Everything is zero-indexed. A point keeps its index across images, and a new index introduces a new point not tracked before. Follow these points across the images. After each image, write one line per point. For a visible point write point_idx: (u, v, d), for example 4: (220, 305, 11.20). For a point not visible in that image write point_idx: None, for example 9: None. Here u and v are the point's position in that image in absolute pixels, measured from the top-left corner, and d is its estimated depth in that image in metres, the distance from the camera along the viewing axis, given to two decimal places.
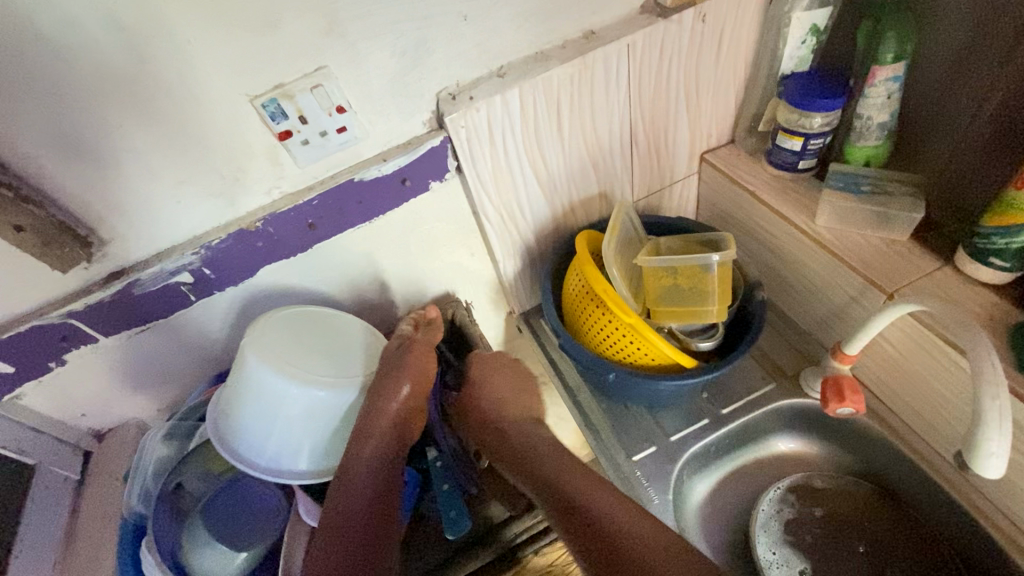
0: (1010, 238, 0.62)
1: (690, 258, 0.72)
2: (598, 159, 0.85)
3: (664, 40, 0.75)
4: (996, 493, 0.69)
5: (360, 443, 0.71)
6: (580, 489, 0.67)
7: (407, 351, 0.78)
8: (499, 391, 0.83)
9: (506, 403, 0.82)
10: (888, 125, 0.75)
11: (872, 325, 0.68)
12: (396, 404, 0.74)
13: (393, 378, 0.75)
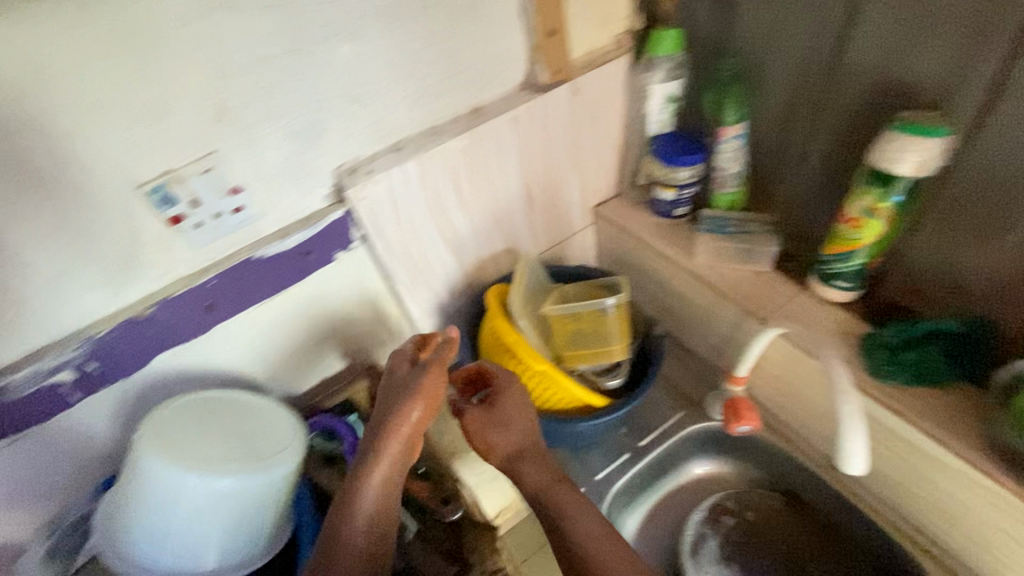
0: (845, 263, 0.74)
1: (590, 304, 0.77)
2: (499, 219, 0.91)
3: (545, 111, 0.83)
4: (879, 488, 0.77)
5: (366, 471, 0.67)
6: (573, 525, 0.67)
7: (420, 371, 0.70)
8: (508, 408, 0.73)
9: (523, 416, 0.73)
10: (742, 175, 0.87)
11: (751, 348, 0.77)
12: (405, 429, 0.68)
13: (406, 401, 0.68)
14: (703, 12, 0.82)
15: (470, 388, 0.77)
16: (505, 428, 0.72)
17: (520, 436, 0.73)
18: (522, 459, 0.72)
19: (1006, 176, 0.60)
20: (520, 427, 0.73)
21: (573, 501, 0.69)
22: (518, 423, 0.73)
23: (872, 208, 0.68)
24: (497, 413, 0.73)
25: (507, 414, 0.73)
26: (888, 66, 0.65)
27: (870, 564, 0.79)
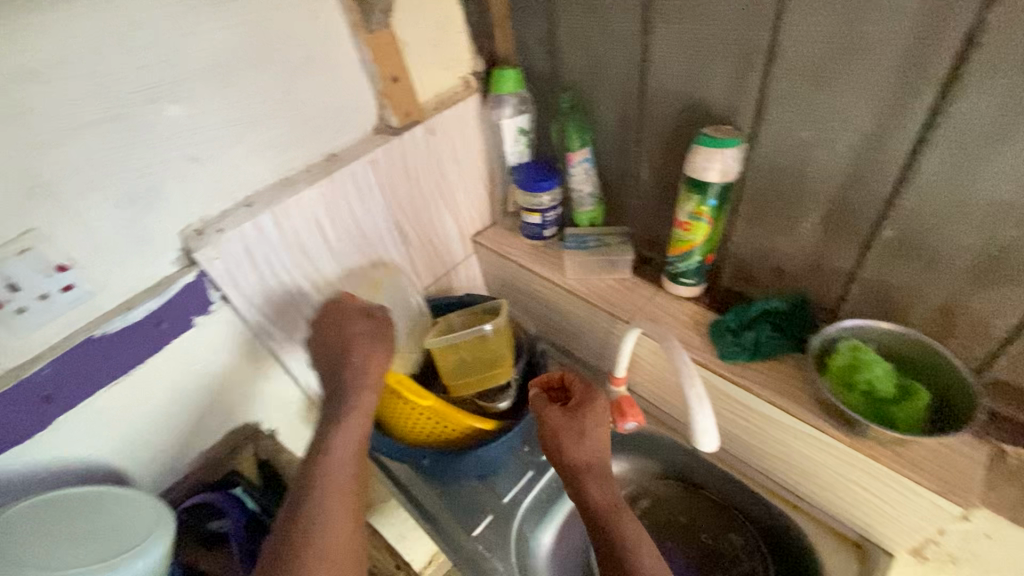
0: (686, 261, 0.83)
1: (468, 331, 0.79)
2: (375, 260, 0.91)
3: (403, 152, 0.86)
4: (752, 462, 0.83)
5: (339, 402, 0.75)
6: (619, 538, 0.65)
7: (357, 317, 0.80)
8: (585, 418, 0.72)
9: (597, 428, 0.72)
10: (595, 194, 0.96)
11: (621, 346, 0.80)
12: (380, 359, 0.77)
13: (375, 336, 0.78)
14: (534, 51, 0.90)
15: (555, 391, 0.77)
16: (586, 438, 0.71)
17: (592, 448, 0.71)
18: (586, 472, 0.70)
19: (787, 174, 0.71)
20: (590, 438, 0.71)
21: (617, 513, 0.67)
22: (597, 440, 0.72)
23: (695, 212, 0.78)
24: (575, 422, 0.72)
25: (575, 424, 0.72)
26: (684, 90, 0.74)
27: (757, 531, 0.86)
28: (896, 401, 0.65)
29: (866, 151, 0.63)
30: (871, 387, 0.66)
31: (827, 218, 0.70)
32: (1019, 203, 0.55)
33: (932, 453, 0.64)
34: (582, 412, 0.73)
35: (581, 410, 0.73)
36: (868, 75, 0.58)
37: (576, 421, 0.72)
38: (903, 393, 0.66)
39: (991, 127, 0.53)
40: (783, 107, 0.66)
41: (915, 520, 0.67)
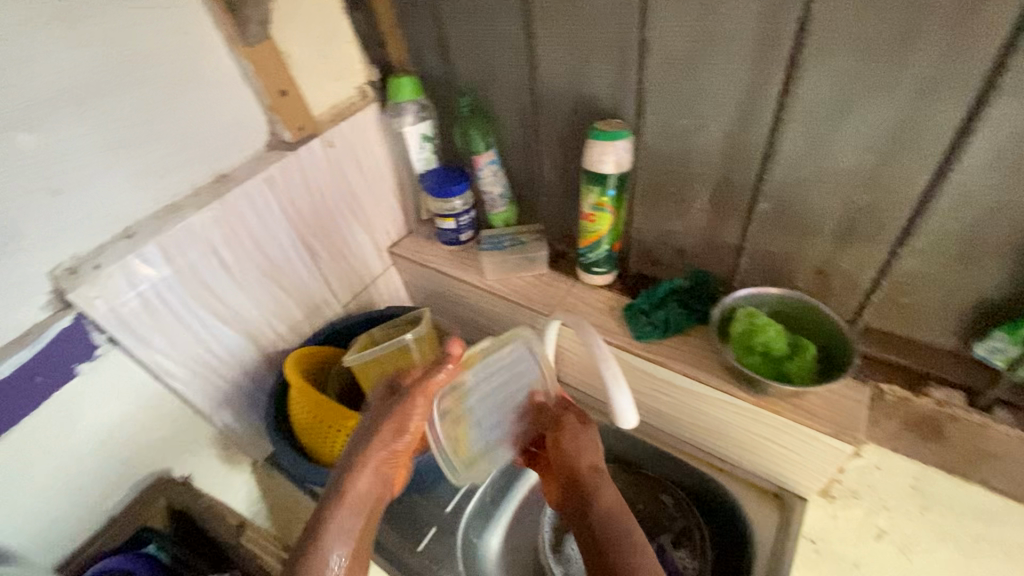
0: (596, 252, 0.86)
1: (389, 345, 0.78)
2: (285, 282, 0.87)
3: (302, 167, 0.83)
4: (680, 435, 0.88)
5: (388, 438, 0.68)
6: (619, 538, 0.62)
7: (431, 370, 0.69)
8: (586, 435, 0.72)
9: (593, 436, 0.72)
10: (506, 195, 0.97)
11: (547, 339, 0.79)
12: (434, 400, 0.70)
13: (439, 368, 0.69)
14: (427, 57, 0.90)
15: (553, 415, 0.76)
16: (587, 444, 0.71)
17: (589, 454, 0.70)
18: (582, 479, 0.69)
19: (675, 159, 0.76)
20: (588, 444, 0.71)
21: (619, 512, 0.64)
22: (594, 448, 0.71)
23: (597, 203, 0.81)
24: (575, 429, 0.73)
25: (569, 431, 0.73)
26: (572, 87, 0.78)
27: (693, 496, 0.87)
28: (789, 356, 0.71)
29: (737, 133, 0.68)
30: (766, 346, 0.71)
31: (714, 197, 0.76)
32: (865, 169, 0.63)
33: (824, 400, 0.70)
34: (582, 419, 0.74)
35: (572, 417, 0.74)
36: (729, 63, 0.63)
37: (571, 431, 0.73)
38: (795, 349, 0.71)
39: (833, 104, 0.60)
40: (662, 97, 0.71)
41: (818, 463, 0.73)
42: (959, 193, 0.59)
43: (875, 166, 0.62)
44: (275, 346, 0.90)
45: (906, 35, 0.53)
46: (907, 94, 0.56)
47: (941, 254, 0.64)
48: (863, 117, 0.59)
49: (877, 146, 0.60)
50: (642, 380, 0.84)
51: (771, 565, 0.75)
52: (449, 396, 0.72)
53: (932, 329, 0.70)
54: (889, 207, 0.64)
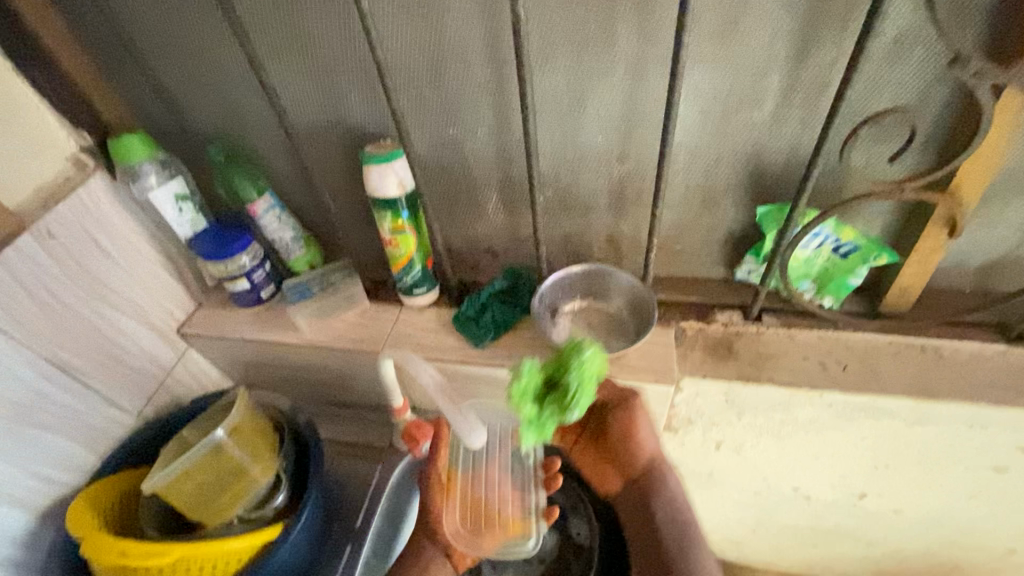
0: (410, 274, 0.82)
1: (192, 454, 0.67)
2: (38, 415, 0.70)
3: (15, 274, 0.66)
4: None
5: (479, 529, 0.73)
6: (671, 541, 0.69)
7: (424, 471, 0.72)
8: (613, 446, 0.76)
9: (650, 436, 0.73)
10: (301, 237, 0.88)
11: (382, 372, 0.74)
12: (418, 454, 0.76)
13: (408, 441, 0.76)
14: (154, 106, 0.78)
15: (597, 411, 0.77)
16: (652, 442, 0.73)
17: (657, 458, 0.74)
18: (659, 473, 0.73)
19: (455, 166, 0.76)
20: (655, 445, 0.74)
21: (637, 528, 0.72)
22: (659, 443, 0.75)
23: (394, 226, 0.76)
24: (637, 418, 0.72)
25: (622, 431, 0.72)
26: (329, 115, 0.73)
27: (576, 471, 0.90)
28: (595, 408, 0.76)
29: (501, 130, 0.71)
30: (588, 407, 0.74)
31: (502, 193, 0.78)
32: (613, 144, 0.70)
33: (642, 353, 0.77)
34: (636, 414, 0.71)
35: (635, 406, 0.72)
36: (469, 70, 0.66)
37: (641, 441, 0.72)
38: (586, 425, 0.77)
39: (568, 93, 0.65)
40: (421, 110, 0.70)
41: (654, 408, 0.80)
42: (687, 150, 0.68)
43: (620, 141, 0.69)
44: (52, 497, 0.72)
45: (603, 25, 0.59)
46: (622, 74, 0.63)
47: (691, 203, 0.74)
48: (596, 100, 0.65)
49: (616, 122, 0.67)
50: (489, 386, 0.84)
51: None
52: (471, 484, 0.76)
53: (703, 263, 0.82)
54: (642, 172, 0.72)
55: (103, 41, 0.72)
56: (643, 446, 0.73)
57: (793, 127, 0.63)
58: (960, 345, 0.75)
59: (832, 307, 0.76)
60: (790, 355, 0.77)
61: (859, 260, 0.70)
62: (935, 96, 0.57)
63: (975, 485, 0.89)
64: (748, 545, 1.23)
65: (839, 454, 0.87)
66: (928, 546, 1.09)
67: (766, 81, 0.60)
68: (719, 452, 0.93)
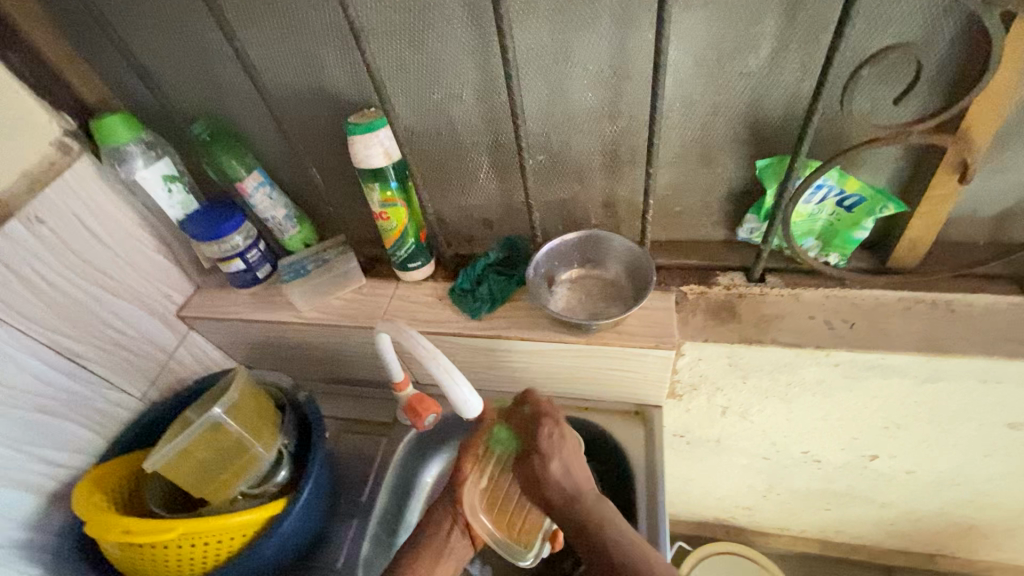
0: (404, 247, 0.80)
1: (190, 432, 0.68)
2: (41, 398, 0.70)
3: (4, 260, 0.66)
4: (545, 393, 0.89)
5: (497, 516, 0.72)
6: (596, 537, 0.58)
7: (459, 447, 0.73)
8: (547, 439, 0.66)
9: (555, 463, 0.64)
10: (293, 214, 0.86)
11: (383, 349, 0.73)
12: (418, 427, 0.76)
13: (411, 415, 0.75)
14: (137, 86, 0.77)
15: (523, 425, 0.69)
16: (563, 476, 0.63)
17: (577, 487, 0.63)
18: (571, 509, 0.61)
19: (442, 133, 0.74)
20: (565, 479, 0.63)
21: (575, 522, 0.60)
22: (575, 471, 0.64)
23: (384, 198, 0.74)
24: (537, 472, 0.64)
25: (531, 474, 0.65)
26: (310, 85, 0.72)
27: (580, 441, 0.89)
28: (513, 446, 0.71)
29: (486, 93, 0.69)
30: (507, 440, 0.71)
31: (493, 160, 0.76)
32: (604, 101, 0.67)
33: (642, 318, 0.75)
34: (538, 453, 0.65)
35: (537, 434, 0.66)
36: (448, 27, 0.63)
37: (549, 480, 0.63)
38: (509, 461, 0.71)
39: (551, 48, 0.63)
40: (402, 74, 0.68)
41: (657, 374, 0.79)
42: (681, 104, 0.65)
43: (610, 97, 0.66)
44: (60, 479, 0.73)
45: None
46: (607, 24, 0.60)
47: (687, 160, 0.71)
48: (581, 54, 0.63)
49: (604, 77, 0.65)
50: (487, 358, 0.83)
51: (648, 477, 0.80)
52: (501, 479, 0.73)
53: (704, 225, 0.80)
54: (635, 129, 0.69)
55: (80, 21, 0.72)
56: (551, 479, 0.63)
57: (791, 74, 0.60)
58: (974, 298, 0.72)
59: (838, 264, 0.74)
60: (795, 314, 0.74)
61: (864, 212, 0.67)
62: (942, 33, 0.53)
63: (990, 443, 0.87)
64: (760, 510, 1.23)
65: (848, 414, 0.85)
66: (943, 506, 1.07)
67: (760, 24, 0.57)
68: (726, 417, 0.91)
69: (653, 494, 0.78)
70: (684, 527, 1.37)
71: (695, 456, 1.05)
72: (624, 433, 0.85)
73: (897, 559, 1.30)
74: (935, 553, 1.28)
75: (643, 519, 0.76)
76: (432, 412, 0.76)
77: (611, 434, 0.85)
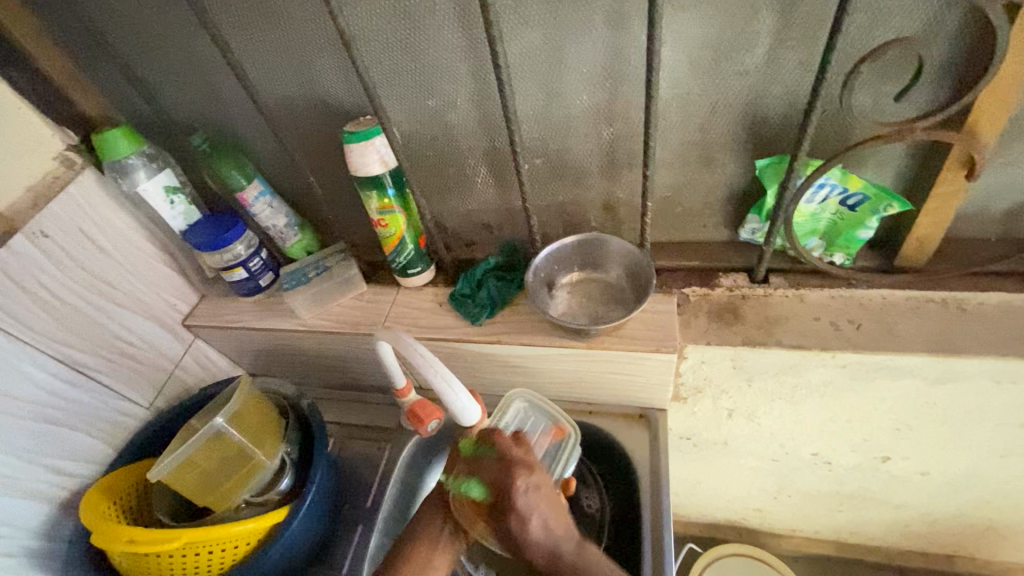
0: (403, 254, 0.80)
1: (193, 441, 0.68)
2: (48, 409, 0.71)
3: (11, 275, 0.67)
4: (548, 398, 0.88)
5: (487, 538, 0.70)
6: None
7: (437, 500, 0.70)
8: (516, 507, 0.60)
9: (532, 525, 0.60)
10: (294, 223, 0.87)
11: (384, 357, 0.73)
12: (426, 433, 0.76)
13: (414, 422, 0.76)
14: (137, 99, 0.78)
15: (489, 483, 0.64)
16: (541, 535, 0.60)
17: (555, 542, 0.60)
18: (555, 567, 0.59)
19: (438, 139, 0.74)
20: (546, 538, 0.60)
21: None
22: (556, 525, 0.61)
23: (382, 206, 0.74)
24: (515, 534, 0.60)
25: (511, 535, 0.60)
26: (306, 95, 0.72)
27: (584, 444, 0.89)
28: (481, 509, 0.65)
29: (480, 98, 0.68)
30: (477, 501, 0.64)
31: (490, 165, 0.76)
32: (599, 104, 0.66)
33: (643, 322, 0.74)
34: (511, 519, 0.60)
35: (510, 495, 0.61)
36: (439, 33, 0.63)
37: (528, 542, 0.59)
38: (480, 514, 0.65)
39: (544, 52, 0.62)
40: (396, 82, 0.68)
41: (660, 378, 0.78)
42: (678, 104, 0.64)
43: (606, 99, 0.66)
44: (70, 488, 0.74)
45: None
46: (600, 26, 0.60)
47: (686, 162, 0.70)
48: (575, 56, 0.62)
49: (599, 79, 0.64)
50: (489, 363, 0.82)
51: (653, 482, 0.79)
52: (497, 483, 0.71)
53: (705, 226, 0.78)
54: (632, 131, 0.68)
55: (78, 36, 0.73)
56: (530, 544, 0.59)
57: (789, 72, 0.59)
58: (986, 296, 0.70)
59: (844, 264, 0.72)
60: (800, 316, 0.73)
61: (868, 211, 0.66)
62: (947, 25, 0.52)
63: (1006, 443, 0.84)
64: (771, 512, 1.21)
65: (858, 416, 0.83)
66: (960, 507, 1.04)
67: (757, 22, 0.56)
68: (732, 420, 0.90)
69: (658, 499, 0.77)
70: (695, 528, 1.36)
71: (703, 458, 1.03)
72: (628, 437, 0.84)
73: (913, 560, 1.27)
74: (952, 554, 1.25)
75: (648, 524, 0.76)
76: (434, 419, 0.76)
77: (615, 438, 0.84)
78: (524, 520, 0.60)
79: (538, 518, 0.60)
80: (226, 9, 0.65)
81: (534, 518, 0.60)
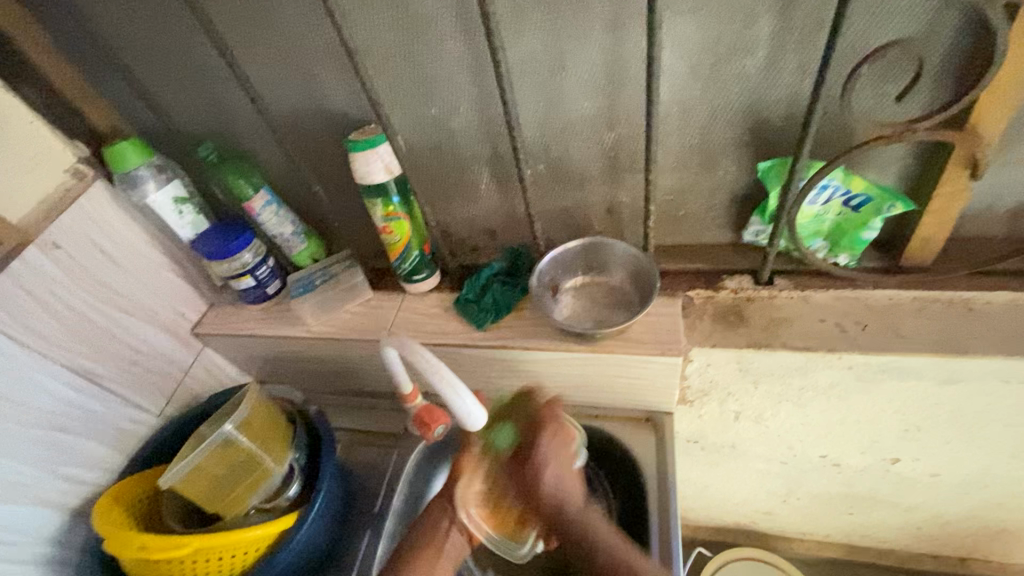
0: (408, 260, 0.81)
1: (203, 448, 0.69)
2: (61, 418, 0.73)
3: (24, 285, 0.68)
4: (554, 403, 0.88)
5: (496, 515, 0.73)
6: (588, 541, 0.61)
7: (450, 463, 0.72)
8: (540, 453, 0.65)
9: (551, 470, 0.65)
10: (301, 231, 0.88)
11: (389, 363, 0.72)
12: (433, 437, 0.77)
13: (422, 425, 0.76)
14: (146, 112, 0.80)
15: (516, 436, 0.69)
16: (555, 485, 0.64)
17: (567, 495, 0.64)
18: (562, 517, 0.63)
19: (442, 146, 0.75)
20: (558, 487, 0.64)
21: (570, 527, 0.63)
22: (568, 482, 0.65)
23: (387, 213, 0.75)
24: (535, 470, 0.65)
25: (529, 473, 0.65)
26: (310, 105, 0.73)
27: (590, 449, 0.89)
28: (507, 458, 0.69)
29: (482, 106, 0.69)
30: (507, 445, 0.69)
31: (493, 171, 0.77)
32: (600, 109, 0.67)
33: (648, 325, 0.75)
34: (537, 456, 0.65)
35: (536, 440, 0.66)
36: (441, 42, 0.64)
37: (543, 485, 0.64)
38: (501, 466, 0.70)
39: (545, 59, 0.63)
40: (399, 91, 0.69)
41: (666, 381, 0.78)
42: (678, 108, 0.64)
43: (607, 104, 0.66)
44: (83, 496, 0.75)
45: None
46: (599, 32, 0.60)
47: (688, 165, 0.70)
48: (576, 63, 0.63)
49: (600, 86, 0.65)
50: (494, 368, 0.82)
51: (660, 485, 0.79)
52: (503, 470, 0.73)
53: (709, 228, 0.79)
54: (634, 136, 0.69)
55: (88, 52, 0.74)
56: (545, 487, 0.64)
57: (789, 75, 0.59)
58: (993, 296, 0.70)
59: (848, 264, 0.72)
60: (805, 318, 0.73)
61: (872, 212, 0.66)
62: (947, 26, 0.52)
63: (1017, 444, 0.84)
64: (781, 515, 1.20)
65: (865, 417, 0.82)
66: (971, 509, 1.03)
67: (755, 26, 0.56)
68: (739, 422, 0.90)
69: (665, 503, 0.77)
70: (704, 532, 1.35)
71: (711, 461, 1.03)
72: (634, 441, 0.84)
73: (926, 563, 1.26)
74: (965, 556, 1.23)
75: (655, 528, 0.75)
76: (439, 425, 0.76)
77: (622, 442, 0.84)
78: (544, 468, 0.65)
79: (563, 464, 0.66)
80: (232, 23, 0.66)
81: (557, 465, 0.65)
